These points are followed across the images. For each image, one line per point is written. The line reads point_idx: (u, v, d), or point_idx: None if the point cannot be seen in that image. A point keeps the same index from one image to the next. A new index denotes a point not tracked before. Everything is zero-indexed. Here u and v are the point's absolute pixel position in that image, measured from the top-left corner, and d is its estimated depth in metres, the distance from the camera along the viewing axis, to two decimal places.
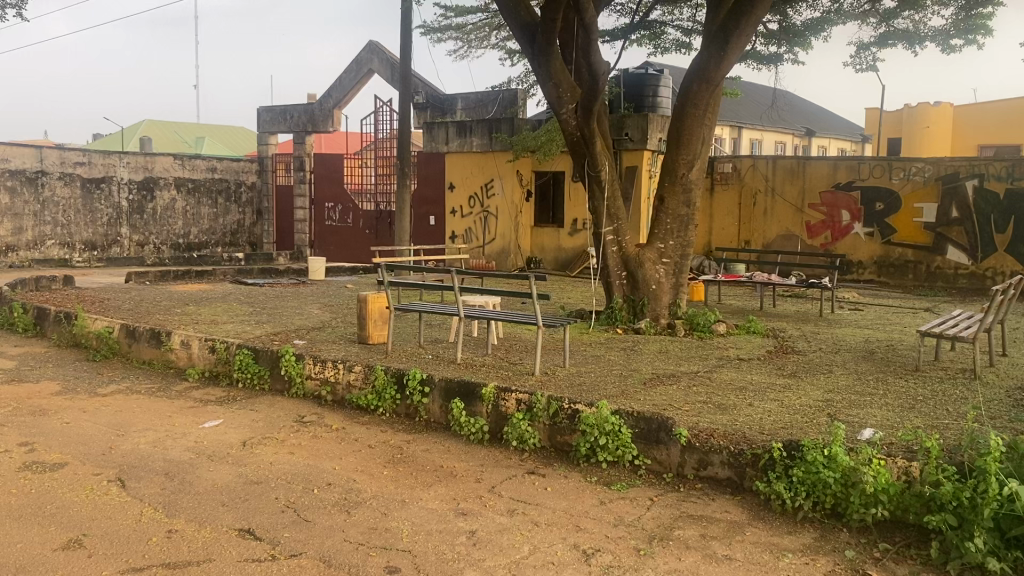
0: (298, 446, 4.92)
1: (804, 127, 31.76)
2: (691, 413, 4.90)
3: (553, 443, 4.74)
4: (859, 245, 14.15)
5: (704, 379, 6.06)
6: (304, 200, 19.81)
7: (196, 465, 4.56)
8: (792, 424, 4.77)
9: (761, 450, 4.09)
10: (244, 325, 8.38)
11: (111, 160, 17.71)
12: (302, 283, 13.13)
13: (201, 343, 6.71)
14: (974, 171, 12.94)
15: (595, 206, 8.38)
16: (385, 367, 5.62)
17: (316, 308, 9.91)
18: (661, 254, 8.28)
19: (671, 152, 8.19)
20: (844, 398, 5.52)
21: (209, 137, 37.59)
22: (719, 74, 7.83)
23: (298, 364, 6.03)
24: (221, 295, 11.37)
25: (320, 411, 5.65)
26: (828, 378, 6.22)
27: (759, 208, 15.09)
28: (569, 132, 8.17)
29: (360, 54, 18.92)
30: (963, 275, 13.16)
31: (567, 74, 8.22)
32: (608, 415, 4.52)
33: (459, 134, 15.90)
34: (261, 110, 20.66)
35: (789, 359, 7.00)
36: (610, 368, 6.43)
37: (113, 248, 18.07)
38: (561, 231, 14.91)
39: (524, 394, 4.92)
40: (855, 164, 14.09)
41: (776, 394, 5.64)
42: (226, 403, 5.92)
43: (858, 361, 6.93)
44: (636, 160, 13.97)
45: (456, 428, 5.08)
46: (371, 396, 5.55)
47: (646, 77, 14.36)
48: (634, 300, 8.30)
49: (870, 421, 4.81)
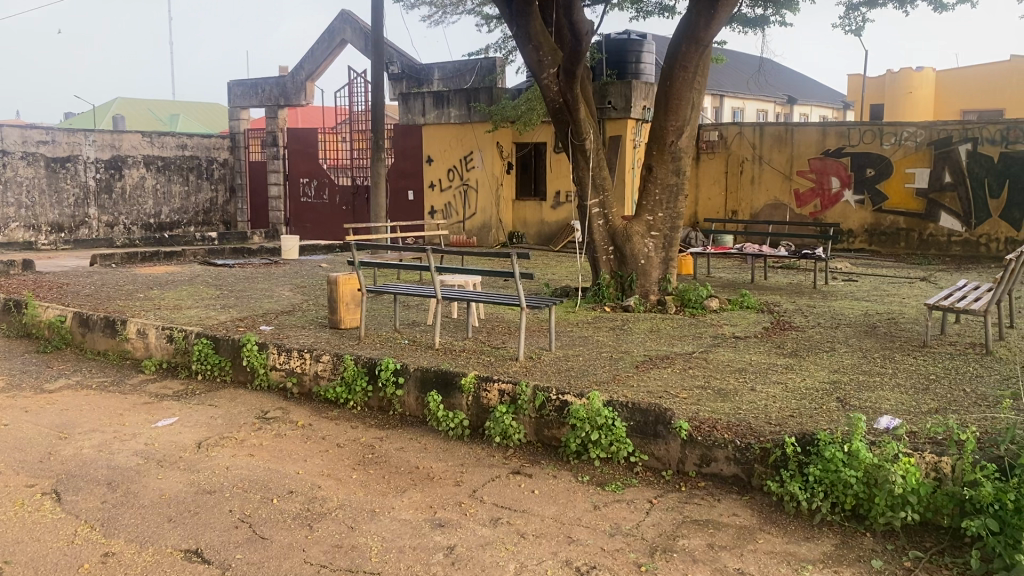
0: (260, 448, 4.47)
1: (786, 95, 31.27)
2: (689, 401, 4.49)
3: (540, 438, 4.32)
4: (849, 212, 13.77)
5: (700, 361, 5.63)
6: (278, 176, 19.19)
7: (144, 474, 4.09)
8: (801, 411, 4.38)
9: (771, 443, 3.69)
10: (209, 311, 7.89)
11: (76, 138, 17.02)
12: (274, 263, 12.58)
13: (158, 331, 6.22)
14: (967, 135, 12.53)
15: (579, 177, 7.91)
16: (355, 356, 5.16)
17: (287, 289, 9.42)
18: (650, 227, 7.84)
19: (658, 118, 7.69)
20: (852, 379, 5.16)
21: (182, 114, 36.70)
22: (709, 33, 7.31)
23: (261, 354, 5.57)
24: (188, 277, 10.85)
25: (285, 406, 5.19)
26: (831, 357, 5.83)
27: (746, 177, 14.67)
28: (551, 98, 7.65)
29: (333, 23, 18.32)
30: (956, 243, 12.82)
31: (548, 36, 7.70)
32: (600, 407, 4.09)
33: (436, 105, 15.30)
34: (231, 84, 20.00)
35: (788, 336, 6.58)
36: (599, 350, 6.01)
37: (81, 230, 17.42)
38: (545, 203, 14.55)
39: (506, 384, 4.48)
40: (844, 130, 13.66)
41: (779, 376, 5.26)
42: (183, 398, 5.45)
43: (860, 337, 6.54)
44: (620, 129, 13.49)
45: (434, 423, 4.64)
46: (339, 389, 5.09)
47: (629, 42, 13.85)
48: (623, 276, 7.90)
49: (886, 408, 4.44)
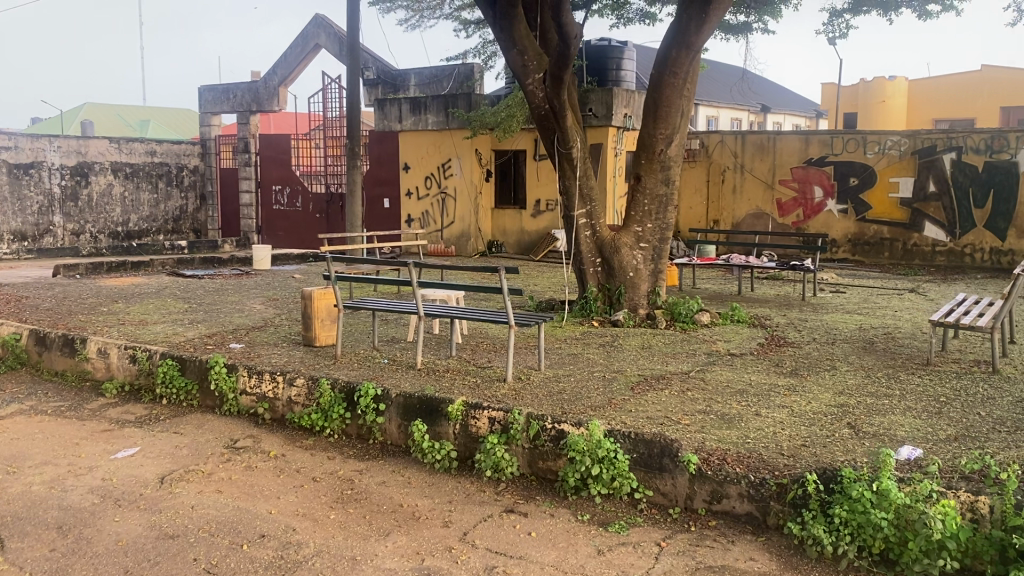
0: (230, 483, 4.11)
1: (760, 103, 31.16)
2: (693, 429, 4.18)
3: (534, 471, 3.99)
4: (832, 222, 13.61)
5: (697, 382, 5.32)
6: (250, 183, 18.73)
7: (99, 515, 3.70)
8: (813, 440, 4.09)
9: (789, 479, 3.41)
10: (175, 327, 7.48)
11: (40, 144, 16.46)
12: (245, 274, 12.15)
13: (121, 351, 5.82)
14: (952, 144, 12.38)
15: (565, 187, 7.60)
16: (332, 380, 4.81)
17: (259, 303, 9.03)
18: (638, 239, 7.55)
19: (647, 126, 7.41)
20: (859, 402, 4.89)
21: (152, 120, 36.03)
22: (700, 38, 7.02)
23: (231, 376, 5.20)
24: (155, 289, 10.40)
25: (256, 434, 4.82)
26: (834, 377, 5.55)
27: (728, 186, 14.47)
28: (536, 105, 7.35)
29: (306, 28, 17.97)
30: (941, 253, 12.68)
31: (532, 39, 7.38)
32: (601, 438, 3.78)
33: (412, 112, 14.93)
34: (202, 89, 19.53)
35: (785, 353, 6.31)
36: (590, 369, 5.69)
37: (45, 238, 16.85)
38: (524, 212, 14.35)
39: (498, 412, 4.16)
40: (828, 139, 13.49)
41: (783, 399, 4.96)
42: (147, 425, 5.06)
43: (860, 354, 6.28)
44: (601, 137, 13.23)
45: (418, 454, 4.29)
46: (314, 416, 4.73)
47: (609, 49, 13.63)
48: (610, 289, 7.61)
49: (903, 436, 4.16)
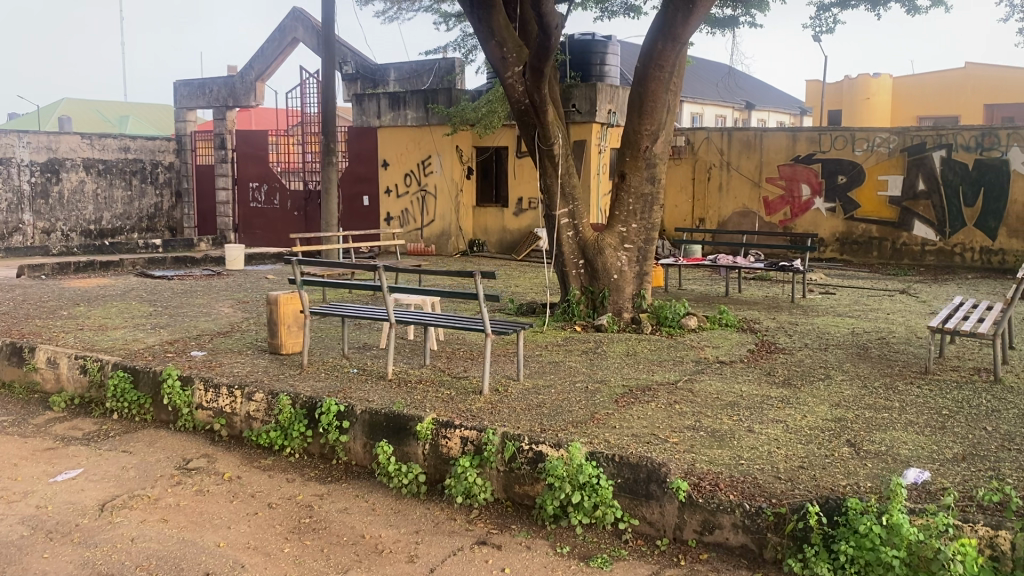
0: (177, 510, 3.76)
1: (745, 101, 30.87)
2: (682, 449, 3.86)
3: (510, 496, 3.67)
4: (819, 221, 13.36)
5: (686, 393, 5.01)
6: (227, 180, 18.30)
7: (27, 551, 3.34)
8: (811, 460, 3.80)
9: (787, 509, 3.11)
10: (136, 332, 7.10)
11: (8, 140, 15.96)
12: (216, 274, 11.76)
13: (71, 361, 5.44)
14: (941, 141, 12.16)
15: (547, 185, 7.26)
16: (293, 395, 4.47)
17: (228, 306, 8.66)
18: (623, 239, 7.23)
19: (632, 121, 7.08)
20: (857, 416, 4.59)
21: (132, 116, 35.48)
22: (687, 29, 6.70)
23: (186, 390, 4.84)
24: (121, 290, 9.99)
25: (210, 453, 4.46)
26: (829, 387, 5.25)
27: (714, 183, 14.18)
28: (516, 98, 7.04)
29: (283, 21, 17.58)
30: (930, 253, 12.44)
31: (512, 30, 7.05)
32: (582, 462, 3.46)
33: (392, 107, 14.56)
34: (178, 84, 19.08)
35: (776, 360, 6.00)
36: (572, 379, 5.37)
37: (14, 237, 16.36)
38: (506, 210, 14.05)
39: (471, 432, 3.83)
40: (816, 136, 13.23)
41: (776, 412, 4.65)
42: (94, 442, 4.69)
43: (855, 361, 6.00)
44: (585, 133, 12.91)
45: (384, 477, 3.95)
46: (273, 434, 4.39)
47: (593, 43, 13.30)
48: (594, 292, 7.30)
49: (909, 456, 3.87)
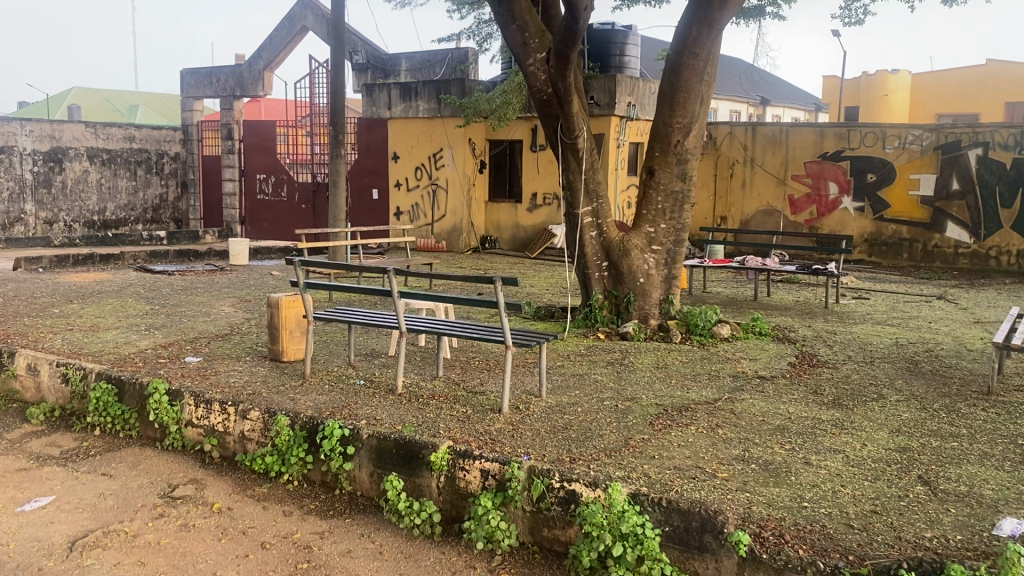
0: (155, 551, 3.29)
1: (760, 96, 30.21)
2: (733, 487, 3.38)
3: (538, 541, 3.20)
4: (847, 221, 12.83)
5: (728, 415, 4.52)
6: (233, 171, 17.83)
7: None
8: (884, 501, 3.32)
9: (870, 570, 2.68)
10: (129, 333, 6.64)
11: (11, 127, 15.50)
12: (218, 269, 11.29)
13: (52, 369, 4.97)
14: (977, 139, 11.61)
15: (569, 181, 6.76)
16: (292, 415, 4.00)
17: (228, 305, 8.19)
18: (650, 241, 6.74)
19: (662, 114, 6.57)
20: (923, 445, 4.09)
21: (142, 105, 35.00)
22: (724, 15, 6.21)
23: (174, 406, 4.39)
24: (117, 286, 9.54)
25: (200, 478, 4.00)
26: (885, 410, 4.73)
27: (737, 180, 13.67)
28: (538, 88, 6.54)
29: (293, 9, 17.13)
30: (964, 255, 11.89)
31: (534, 14, 6.56)
32: (624, 506, 2.98)
33: (403, 98, 14.06)
34: (184, 73, 18.64)
35: (820, 376, 5.49)
36: (599, 396, 4.89)
37: (16, 227, 15.89)
38: (520, 206, 13.59)
39: (492, 464, 3.36)
40: (844, 132, 12.70)
41: (831, 440, 4.15)
42: (73, 462, 4.23)
43: (907, 378, 5.48)
44: (603, 126, 12.40)
45: (392, 516, 3.47)
46: (269, 459, 3.92)
47: (612, 34, 12.83)
48: (618, 297, 6.81)
49: (996, 498, 3.37)
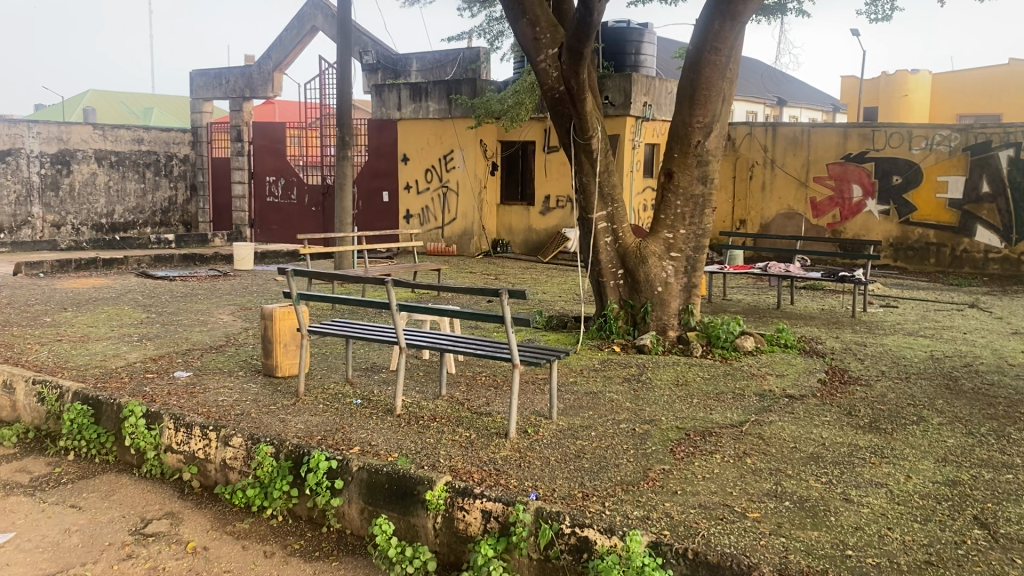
0: None
1: (776, 96, 29.72)
2: (766, 531, 2.99)
3: None
4: (871, 224, 12.38)
5: (756, 441, 4.14)
6: (243, 173, 17.56)
7: None
8: (939, 548, 2.92)
9: None
10: (118, 345, 6.30)
11: (18, 129, 15.29)
12: (223, 275, 10.97)
13: (27, 387, 4.64)
14: (1009, 140, 11.14)
15: (582, 185, 6.38)
16: (276, 443, 3.66)
17: (227, 314, 7.86)
18: (669, 247, 6.35)
19: (681, 111, 6.17)
20: (975, 478, 3.68)
21: (154, 108, 34.92)
22: (748, 6, 5.82)
23: (153, 430, 4.05)
24: (116, 293, 9.22)
25: (177, 511, 3.64)
26: (927, 435, 4.32)
27: (756, 183, 13.26)
28: (550, 86, 6.16)
29: (303, 9, 16.86)
30: (995, 260, 11.42)
31: (546, 7, 6.21)
32: (642, 558, 2.61)
33: (413, 98, 13.72)
34: (193, 74, 18.40)
35: (852, 395, 5.09)
36: (614, 418, 4.51)
37: (23, 231, 15.66)
38: (532, 209, 13.23)
39: (494, 503, 2.99)
40: (868, 132, 12.26)
41: (872, 471, 3.75)
42: (42, 490, 3.90)
43: (947, 398, 5.07)
44: (617, 126, 12.01)
45: (382, 561, 3.10)
46: (251, 492, 3.57)
47: (627, 32, 12.45)
48: (634, 306, 6.44)
49: None
